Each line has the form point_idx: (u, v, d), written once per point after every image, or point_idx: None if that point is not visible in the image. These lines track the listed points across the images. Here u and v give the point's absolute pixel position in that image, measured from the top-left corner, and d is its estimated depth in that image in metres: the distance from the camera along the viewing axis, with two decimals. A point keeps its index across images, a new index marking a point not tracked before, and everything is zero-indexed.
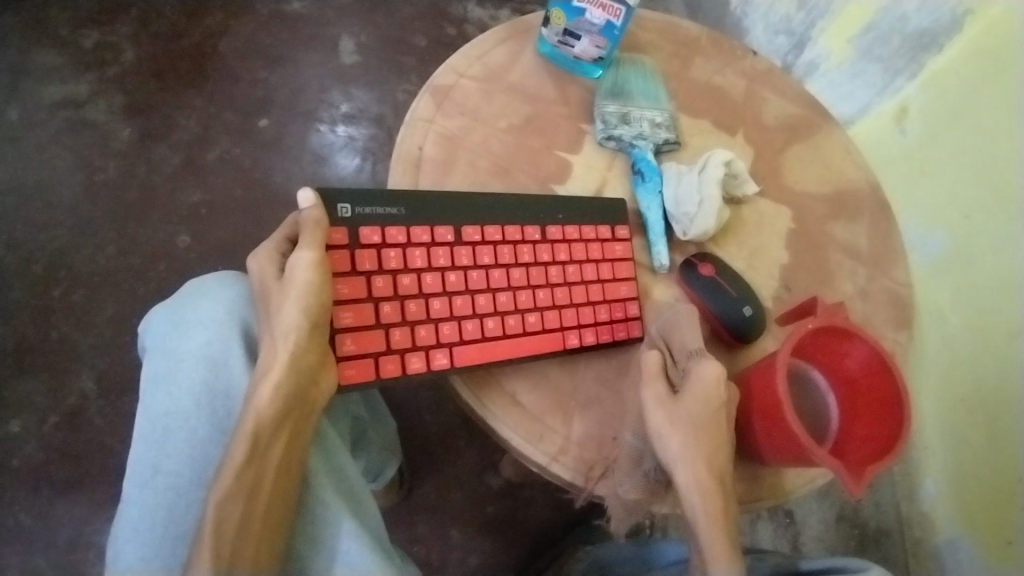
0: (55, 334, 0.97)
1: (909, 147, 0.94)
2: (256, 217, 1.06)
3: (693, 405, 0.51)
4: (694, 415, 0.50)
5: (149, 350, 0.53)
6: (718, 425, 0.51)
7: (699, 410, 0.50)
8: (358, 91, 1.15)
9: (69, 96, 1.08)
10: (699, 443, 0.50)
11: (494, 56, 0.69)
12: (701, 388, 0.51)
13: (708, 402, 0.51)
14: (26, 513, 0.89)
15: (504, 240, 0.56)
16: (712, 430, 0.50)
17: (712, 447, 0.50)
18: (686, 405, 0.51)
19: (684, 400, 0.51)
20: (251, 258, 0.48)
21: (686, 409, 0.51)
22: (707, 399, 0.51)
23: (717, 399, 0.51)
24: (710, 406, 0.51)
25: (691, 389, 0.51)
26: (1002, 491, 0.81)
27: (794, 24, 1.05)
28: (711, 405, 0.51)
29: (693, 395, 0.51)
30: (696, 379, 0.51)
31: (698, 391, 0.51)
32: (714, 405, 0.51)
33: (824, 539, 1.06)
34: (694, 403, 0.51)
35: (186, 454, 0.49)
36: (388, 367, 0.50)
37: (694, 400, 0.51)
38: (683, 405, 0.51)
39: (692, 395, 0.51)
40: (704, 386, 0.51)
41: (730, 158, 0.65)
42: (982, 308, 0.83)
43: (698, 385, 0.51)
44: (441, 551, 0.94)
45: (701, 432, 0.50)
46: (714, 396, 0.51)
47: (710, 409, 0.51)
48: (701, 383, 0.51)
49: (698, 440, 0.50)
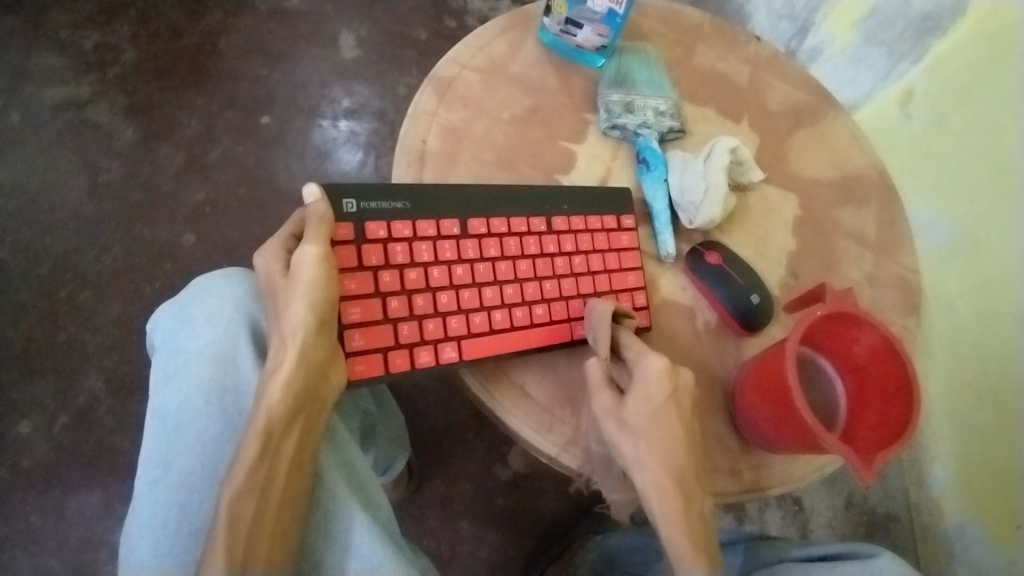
0: (63, 335, 0.97)
1: (915, 132, 0.93)
2: (261, 215, 1.05)
3: (640, 408, 0.50)
4: (641, 418, 0.50)
5: (158, 347, 0.53)
6: (671, 424, 0.50)
7: (646, 413, 0.50)
8: (360, 86, 1.14)
9: (70, 97, 1.08)
10: (652, 445, 0.50)
11: (495, 47, 0.69)
12: (644, 390, 0.50)
13: (653, 403, 0.50)
14: (37, 513, 0.90)
15: (510, 233, 0.56)
16: (664, 431, 0.50)
17: (667, 448, 0.50)
18: (631, 409, 0.50)
19: (629, 404, 0.51)
20: (257, 256, 0.48)
21: (631, 414, 0.50)
22: (652, 401, 0.50)
23: (661, 398, 0.50)
24: (655, 406, 0.50)
25: (634, 391, 0.50)
26: (1010, 476, 0.80)
27: (798, 9, 1.02)
28: (657, 405, 0.50)
29: (636, 398, 0.50)
30: (639, 381, 0.50)
31: (641, 392, 0.50)
32: (660, 403, 0.50)
33: (833, 525, 1.05)
34: (642, 404, 0.50)
35: (198, 451, 0.49)
36: (397, 361, 0.49)
37: (638, 403, 0.50)
38: (628, 411, 0.51)
39: (636, 398, 0.50)
40: (647, 387, 0.50)
41: (736, 145, 0.64)
42: (991, 292, 0.82)
43: (641, 387, 0.50)
44: (451, 544, 0.94)
45: (653, 434, 0.50)
46: (659, 396, 0.50)
47: (656, 409, 0.50)
48: (643, 384, 0.50)
49: (650, 443, 0.50)
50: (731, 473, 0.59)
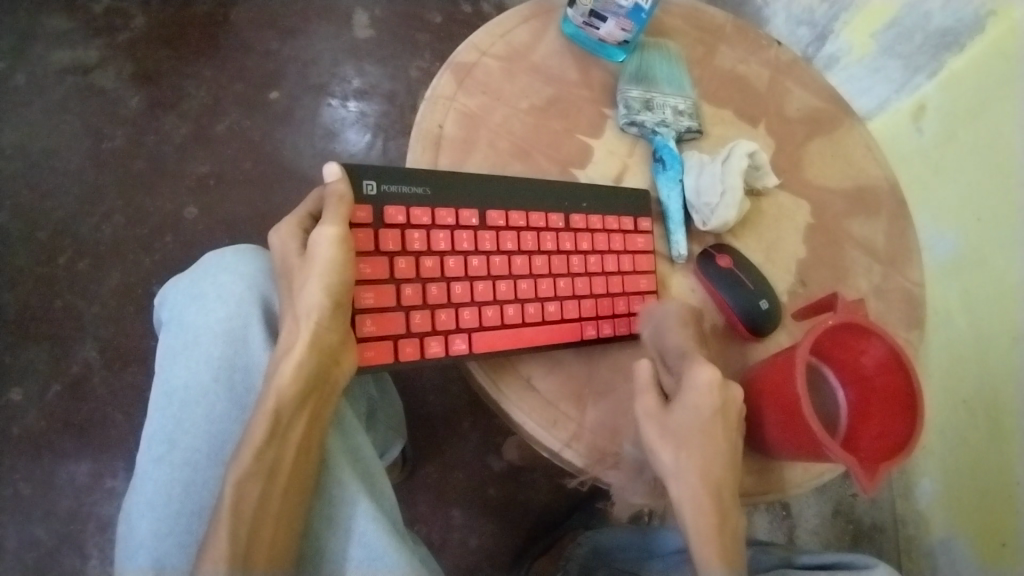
0: (60, 302, 0.96)
1: (925, 146, 0.93)
2: (266, 192, 1.04)
3: (687, 416, 0.50)
4: (685, 428, 0.49)
5: (166, 322, 0.53)
6: (716, 438, 0.49)
7: (692, 422, 0.49)
8: (371, 67, 1.13)
9: (77, 61, 1.06)
10: (694, 456, 0.49)
11: (517, 35, 0.68)
12: (693, 400, 0.49)
13: (697, 414, 0.49)
14: (25, 481, 0.89)
15: (528, 227, 0.55)
16: (709, 443, 0.49)
17: (708, 459, 0.49)
18: (678, 418, 0.50)
19: (676, 413, 0.50)
20: (273, 234, 0.48)
21: (677, 423, 0.50)
22: (701, 412, 0.49)
23: (710, 411, 0.49)
24: (703, 417, 0.49)
25: (683, 401, 0.50)
26: (998, 493, 0.81)
27: (817, 16, 1.00)
28: (702, 416, 0.49)
29: (685, 407, 0.50)
30: (688, 390, 0.50)
31: (689, 403, 0.50)
32: (709, 416, 0.49)
33: (819, 532, 1.06)
34: (691, 413, 0.50)
35: (204, 430, 0.49)
36: (407, 350, 0.49)
37: (685, 412, 0.50)
38: (674, 419, 0.50)
39: (685, 407, 0.50)
40: (690, 397, 0.49)
41: (754, 149, 0.64)
42: (991, 310, 0.83)
43: (687, 397, 0.50)
44: (442, 532, 0.94)
45: (696, 445, 0.49)
46: (708, 408, 0.49)
47: (699, 421, 0.49)
48: (693, 394, 0.49)
49: (692, 453, 0.49)
50: None
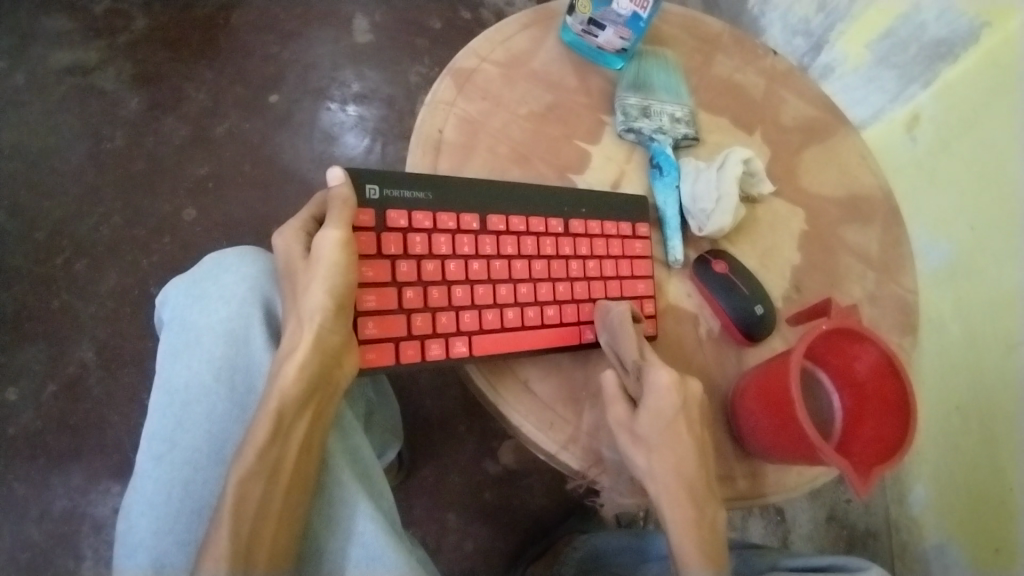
0: (57, 302, 0.96)
1: (919, 155, 0.94)
2: (264, 195, 1.05)
3: (652, 421, 0.50)
4: (653, 431, 0.50)
5: (167, 322, 0.53)
6: (680, 436, 0.51)
7: (657, 426, 0.50)
8: (370, 72, 1.14)
9: (77, 62, 1.07)
10: (667, 458, 0.50)
11: (516, 42, 0.69)
12: (654, 404, 0.50)
13: (665, 416, 0.50)
14: (19, 482, 0.89)
15: (528, 232, 0.56)
16: (676, 443, 0.50)
17: (681, 458, 0.50)
18: (643, 424, 0.51)
19: (641, 418, 0.51)
20: (277, 236, 0.48)
21: (644, 428, 0.51)
22: (663, 414, 0.50)
23: (672, 410, 0.50)
24: (666, 418, 0.50)
25: (645, 406, 0.50)
26: (991, 500, 0.82)
27: (812, 26, 1.04)
28: (667, 417, 0.50)
29: (648, 412, 0.50)
30: (649, 394, 0.50)
31: (652, 406, 0.50)
32: (671, 416, 0.50)
33: (813, 538, 1.07)
34: (655, 417, 0.50)
35: (205, 429, 0.49)
36: (408, 353, 0.49)
37: (649, 416, 0.50)
38: (640, 424, 0.51)
39: (648, 412, 0.50)
40: (656, 400, 0.50)
41: (749, 157, 0.65)
42: (983, 318, 0.84)
43: (651, 400, 0.50)
44: (437, 536, 0.94)
45: (665, 446, 0.50)
46: (670, 408, 0.50)
47: (668, 422, 0.50)
48: (654, 398, 0.50)
49: (662, 455, 0.50)
50: (726, 480, 0.59)
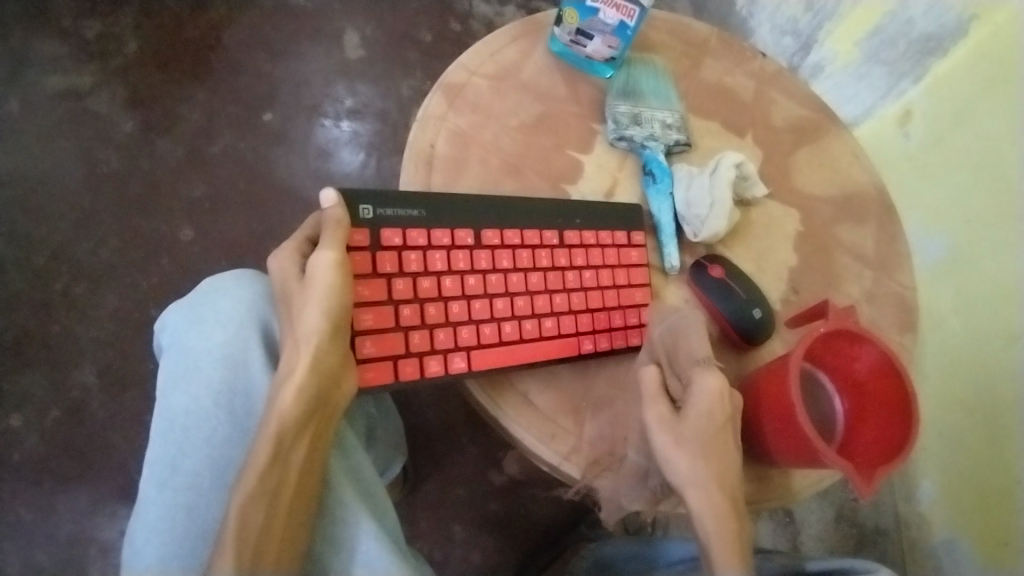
0: (57, 327, 0.96)
1: (912, 151, 0.94)
2: (261, 213, 1.05)
3: (700, 424, 0.48)
4: (701, 435, 0.48)
5: (166, 348, 0.53)
6: (725, 442, 0.49)
7: (706, 429, 0.48)
8: (363, 86, 1.14)
9: (70, 87, 1.07)
10: (711, 465, 0.48)
11: (505, 54, 0.69)
12: (706, 406, 0.49)
13: (714, 420, 0.49)
14: (26, 507, 0.89)
15: (523, 244, 0.56)
16: (720, 449, 0.48)
17: (724, 467, 0.48)
18: (691, 425, 0.49)
19: (688, 419, 0.49)
20: (272, 259, 0.48)
21: (690, 430, 0.49)
22: (713, 418, 0.49)
23: (722, 416, 0.49)
24: (715, 423, 0.49)
25: (694, 408, 0.49)
26: (998, 494, 0.82)
27: (801, 25, 1.04)
28: (718, 421, 0.49)
29: (698, 414, 0.49)
30: (698, 396, 0.49)
31: (701, 410, 0.49)
32: (719, 420, 0.49)
33: (823, 538, 1.07)
34: (705, 419, 0.49)
35: (205, 454, 0.49)
36: (407, 370, 0.50)
37: (698, 418, 0.49)
38: (686, 425, 0.49)
39: (697, 414, 0.49)
40: (709, 403, 0.49)
41: (741, 160, 0.65)
42: (983, 312, 0.84)
43: (703, 403, 0.49)
44: (444, 548, 0.94)
45: (711, 452, 0.48)
46: (720, 413, 0.49)
47: (717, 427, 0.49)
48: (705, 400, 0.49)
49: (708, 461, 0.48)
50: None
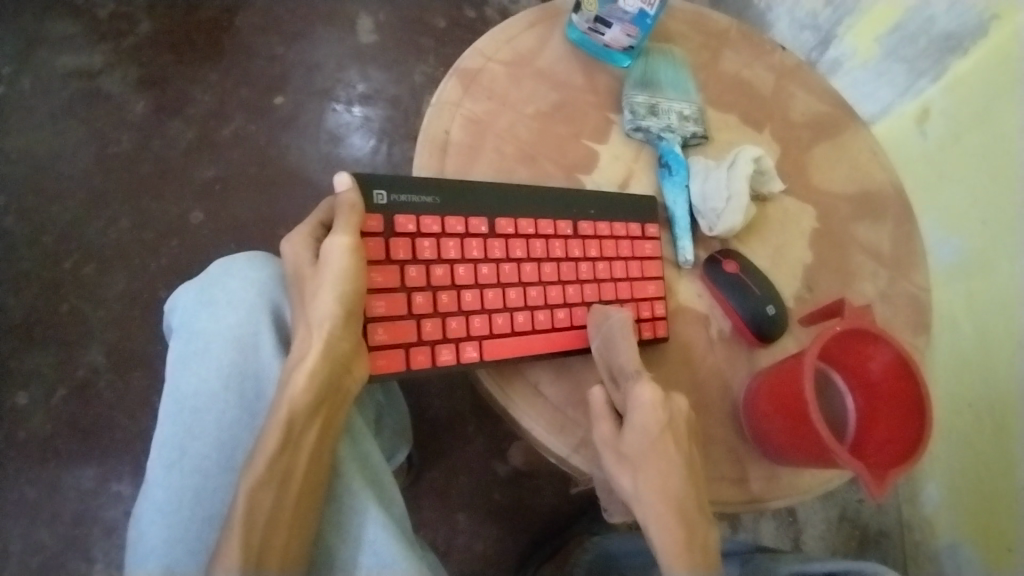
0: (66, 306, 0.96)
1: (929, 149, 0.93)
2: (271, 196, 1.05)
3: (637, 439, 0.49)
4: (638, 450, 0.49)
5: (176, 328, 0.53)
6: (667, 454, 0.49)
7: (643, 444, 0.49)
8: (375, 72, 1.13)
9: (82, 66, 1.07)
10: (654, 478, 0.48)
11: (522, 41, 0.68)
12: (639, 420, 0.49)
13: (650, 433, 0.49)
14: (29, 485, 0.89)
15: (537, 234, 0.56)
16: (661, 461, 0.49)
17: (666, 477, 0.49)
18: (628, 442, 0.49)
19: (627, 436, 0.49)
20: (285, 243, 0.48)
21: (629, 446, 0.49)
22: (649, 431, 0.49)
23: (657, 427, 0.49)
24: (651, 436, 0.49)
25: (630, 424, 0.49)
26: (1002, 500, 0.81)
27: (820, 20, 1.03)
28: (653, 434, 0.49)
29: (633, 428, 0.49)
30: (634, 410, 0.49)
31: (638, 423, 0.49)
32: (657, 433, 0.49)
33: (825, 538, 1.06)
34: (640, 433, 0.49)
35: (215, 437, 0.49)
36: (418, 358, 0.49)
37: (634, 434, 0.49)
38: (625, 443, 0.49)
39: (632, 429, 0.49)
40: (641, 417, 0.49)
41: (759, 155, 0.64)
42: (996, 316, 0.83)
43: (636, 417, 0.49)
44: (447, 537, 0.94)
45: (652, 465, 0.49)
46: (655, 425, 0.49)
47: (654, 439, 0.49)
48: (639, 414, 0.49)
49: (648, 475, 0.49)
50: (738, 482, 0.59)
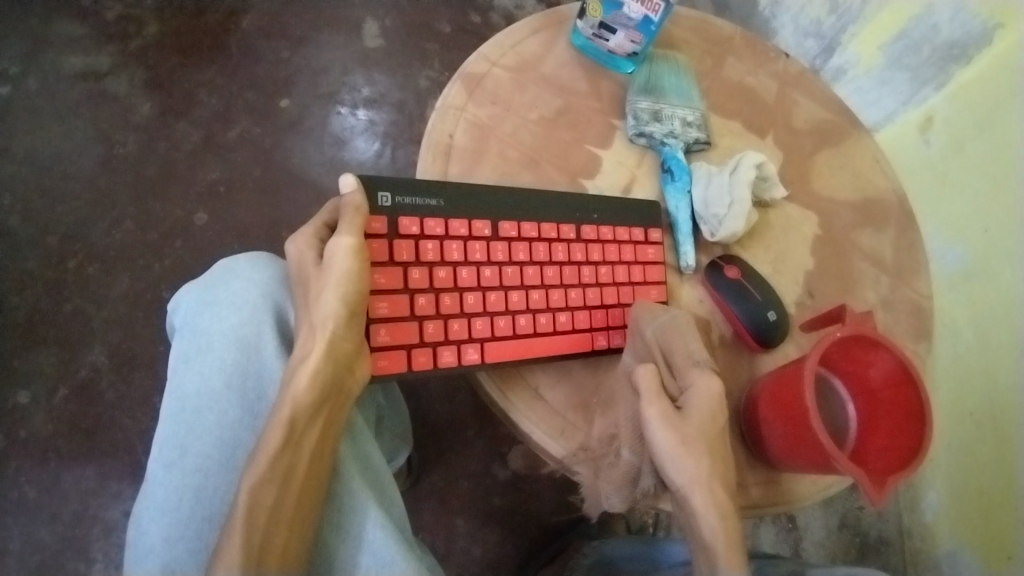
0: (70, 306, 0.97)
1: (932, 157, 0.92)
2: (275, 200, 1.05)
3: (700, 425, 0.48)
4: (702, 436, 0.48)
5: (179, 328, 0.53)
6: (721, 444, 0.49)
7: (704, 431, 0.48)
8: (381, 76, 1.14)
9: (89, 67, 1.07)
10: (711, 465, 0.48)
11: (527, 46, 0.68)
12: (704, 409, 0.49)
13: (711, 421, 0.49)
14: (30, 484, 0.89)
15: (540, 237, 0.56)
16: (718, 450, 0.48)
17: (721, 466, 0.48)
18: (692, 427, 0.48)
19: (690, 421, 0.48)
20: (290, 243, 0.48)
21: (692, 431, 0.48)
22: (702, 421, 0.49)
23: (718, 417, 0.49)
24: (712, 425, 0.49)
25: (692, 411, 0.49)
26: (1003, 509, 0.81)
27: (824, 28, 1.04)
28: (714, 423, 0.49)
29: (698, 415, 0.49)
30: (695, 399, 0.49)
31: (700, 412, 0.49)
32: (717, 422, 0.49)
33: (825, 546, 1.08)
34: (703, 421, 0.49)
35: (217, 436, 0.49)
36: (420, 359, 0.49)
37: (699, 420, 0.49)
38: (689, 427, 0.48)
39: (696, 416, 0.49)
40: (705, 406, 0.49)
41: (762, 160, 0.64)
42: (997, 325, 0.83)
43: (700, 405, 0.49)
44: (446, 540, 0.94)
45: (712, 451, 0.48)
46: (716, 414, 0.49)
47: (714, 428, 0.49)
48: (701, 403, 0.49)
49: (710, 462, 0.48)
50: (738, 487, 0.59)
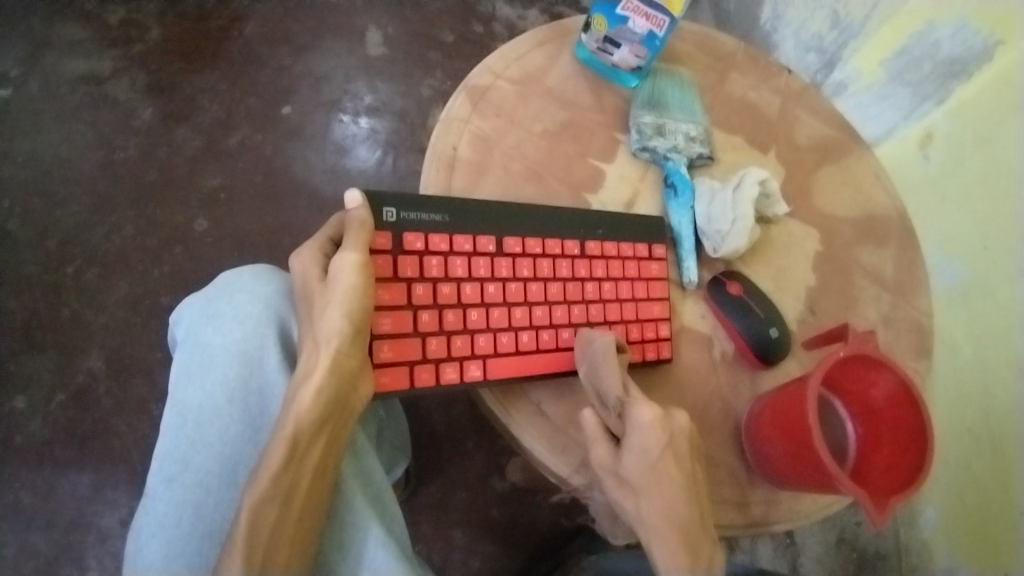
0: (67, 312, 0.96)
1: (932, 173, 0.93)
2: (276, 207, 1.05)
3: (637, 461, 0.48)
4: (638, 473, 0.48)
5: (181, 340, 0.53)
6: (671, 477, 0.48)
7: (643, 467, 0.48)
8: (383, 84, 1.14)
9: (91, 71, 1.07)
10: (654, 502, 0.48)
11: (531, 59, 0.68)
12: (638, 442, 0.48)
13: (650, 455, 0.48)
14: (25, 491, 0.89)
15: (544, 253, 0.56)
16: (665, 485, 0.48)
17: (671, 500, 0.48)
18: (628, 465, 0.48)
19: (625, 459, 0.48)
20: (294, 257, 0.48)
21: (630, 469, 0.48)
22: (648, 453, 0.48)
23: (657, 449, 0.47)
24: (651, 459, 0.48)
25: (629, 446, 0.48)
26: (1001, 527, 0.81)
27: (826, 43, 1.04)
28: (653, 457, 0.48)
29: (632, 450, 0.48)
30: (632, 433, 0.48)
31: (636, 445, 0.48)
32: (657, 456, 0.48)
33: (823, 562, 1.06)
34: (639, 456, 0.48)
35: (218, 451, 0.49)
36: (423, 376, 0.49)
37: (634, 456, 0.48)
38: (625, 466, 0.48)
39: (632, 452, 0.48)
40: (641, 439, 0.48)
41: (765, 177, 0.65)
42: (995, 342, 0.83)
43: (635, 439, 0.48)
44: (443, 552, 0.94)
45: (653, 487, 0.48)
46: (655, 446, 0.47)
47: (654, 462, 0.48)
48: (637, 437, 0.48)
49: (651, 500, 0.48)
50: (739, 505, 0.58)
